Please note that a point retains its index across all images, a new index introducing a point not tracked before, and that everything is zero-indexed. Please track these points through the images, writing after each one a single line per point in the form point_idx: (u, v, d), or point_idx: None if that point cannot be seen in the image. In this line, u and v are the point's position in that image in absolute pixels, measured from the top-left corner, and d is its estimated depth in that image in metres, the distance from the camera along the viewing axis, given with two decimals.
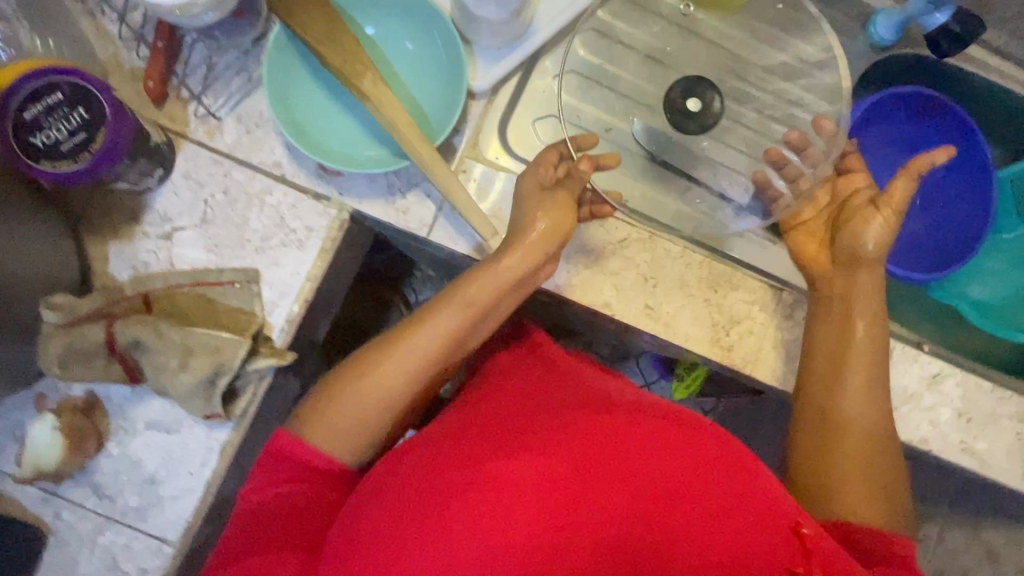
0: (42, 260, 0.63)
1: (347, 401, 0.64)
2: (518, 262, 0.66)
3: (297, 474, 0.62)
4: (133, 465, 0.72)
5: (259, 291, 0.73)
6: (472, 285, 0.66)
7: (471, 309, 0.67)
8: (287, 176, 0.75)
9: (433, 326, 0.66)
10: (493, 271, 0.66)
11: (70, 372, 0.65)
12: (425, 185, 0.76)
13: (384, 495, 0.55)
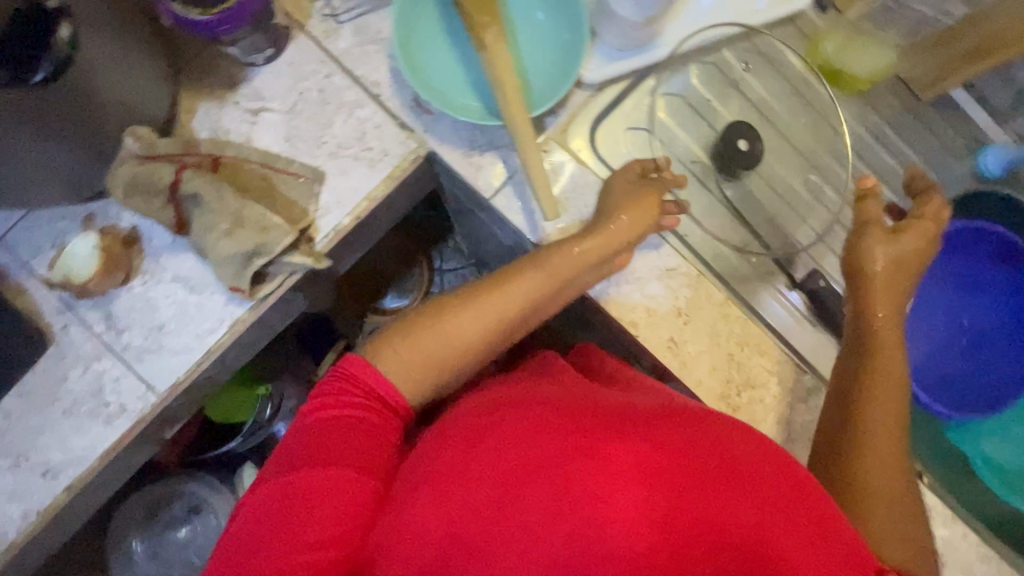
0: (142, 93, 0.67)
1: (410, 347, 0.62)
2: (596, 246, 0.67)
3: (340, 406, 0.59)
4: (149, 308, 0.74)
5: (319, 192, 0.75)
6: (561, 256, 0.65)
7: (555, 280, 0.65)
8: (381, 97, 0.77)
9: (517, 287, 0.64)
10: (566, 250, 0.66)
11: (129, 200, 0.68)
12: (505, 151, 0.77)
13: (453, 456, 0.52)
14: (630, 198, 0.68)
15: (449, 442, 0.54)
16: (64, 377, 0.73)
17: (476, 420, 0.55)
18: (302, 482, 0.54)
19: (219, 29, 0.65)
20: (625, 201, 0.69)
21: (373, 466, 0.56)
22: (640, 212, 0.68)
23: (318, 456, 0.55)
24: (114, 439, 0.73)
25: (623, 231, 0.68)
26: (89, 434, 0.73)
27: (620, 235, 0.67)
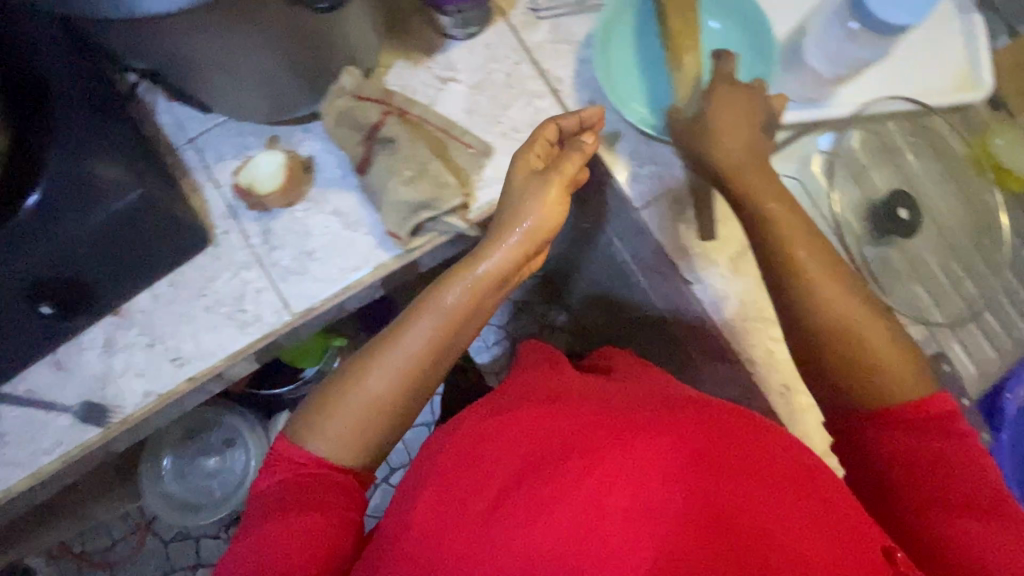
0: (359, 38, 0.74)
1: (337, 410, 0.59)
2: (494, 268, 0.64)
3: (289, 476, 0.59)
4: (304, 233, 0.79)
5: (484, 165, 0.79)
6: (449, 291, 0.63)
7: (450, 315, 0.62)
8: (561, 93, 0.81)
9: (410, 337, 0.61)
10: (443, 302, 0.62)
11: (333, 128, 0.75)
12: (663, 168, 0.80)
13: (470, 458, 0.55)
14: (522, 202, 0.65)
15: (465, 442, 0.57)
16: (213, 278, 0.78)
17: (495, 418, 0.59)
18: (274, 548, 0.55)
19: None
20: (521, 201, 0.65)
21: (328, 506, 0.57)
22: (525, 210, 0.65)
23: (278, 529, 0.55)
24: (240, 346, 0.77)
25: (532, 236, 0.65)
26: (220, 335, 0.77)
27: (523, 243, 0.65)
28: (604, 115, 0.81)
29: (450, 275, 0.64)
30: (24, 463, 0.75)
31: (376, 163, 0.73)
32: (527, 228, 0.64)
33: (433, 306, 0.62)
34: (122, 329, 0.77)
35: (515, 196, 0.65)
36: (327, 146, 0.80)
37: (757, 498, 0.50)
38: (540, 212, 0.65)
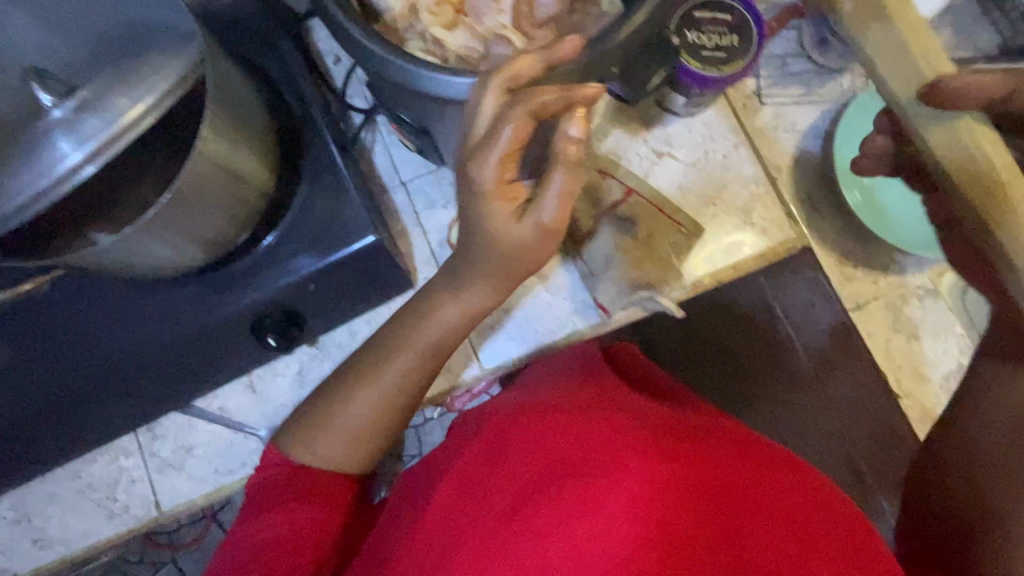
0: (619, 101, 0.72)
1: (328, 433, 0.64)
2: (460, 312, 0.63)
3: (268, 483, 0.63)
4: (504, 289, 0.79)
5: (696, 245, 0.77)
6: (431, 309, 0.63)
7: (430, 344, 0.64)
8: (778, 181, 0.80)
9: (392, 367, 0.64)
10: (435, 317, 0.63)
11: None
12: (877, 270, 0.79)
13: (491, 460, 0.55)
14: (494, 230, 0.53)
15: (512, 429, 0.56)
16: None
17: (519, 425, 0.56)
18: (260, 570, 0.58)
19: (706, 85, 0.71)
20: (483, 236, 0.54)
21: (315, 497, 0.63)
22: (505, 227, 0.52)
23: (270, 557, 0.59)
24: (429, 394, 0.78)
25: (513, 250, 0.54)
26: None
27: (502, 266, 0.57)
28: (821, 211, 0.80)
29: (413, 321, 0.64)
30: (209, 480, 0.77)
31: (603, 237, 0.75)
32: (547, 206, 0.50)
33: (396, 336, 0.64)
34: (317, 360, 0.78)
35: (487, 219, 0.52)
36: None
37: (747, 532, 0.47)
38: (513, 235, 0.52)
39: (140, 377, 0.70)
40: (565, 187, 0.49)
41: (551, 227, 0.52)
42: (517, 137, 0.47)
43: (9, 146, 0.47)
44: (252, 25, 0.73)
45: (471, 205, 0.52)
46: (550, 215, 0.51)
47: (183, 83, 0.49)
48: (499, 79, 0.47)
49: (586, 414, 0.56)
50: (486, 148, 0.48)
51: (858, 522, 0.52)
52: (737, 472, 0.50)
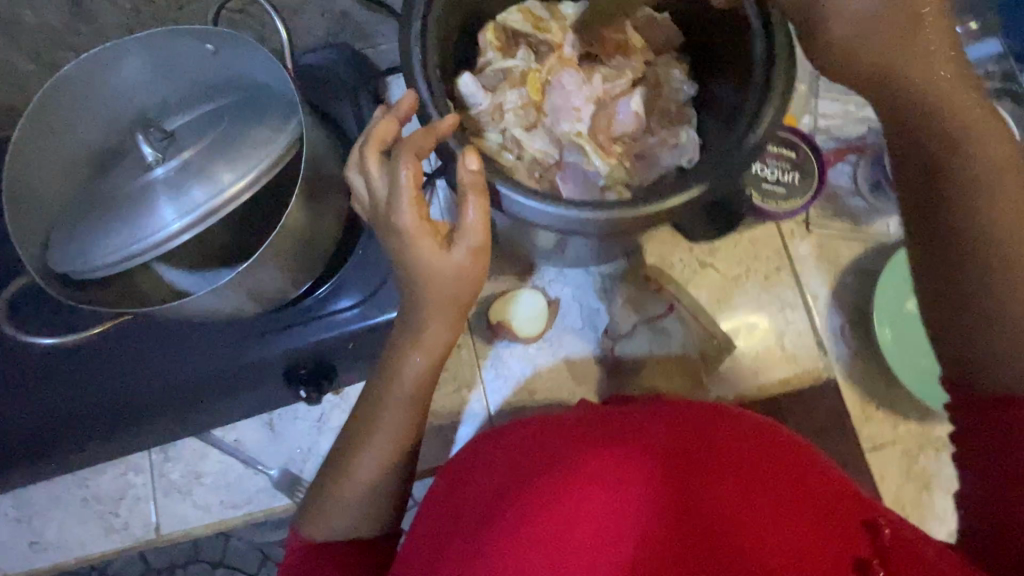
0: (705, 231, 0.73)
1: (323, 511, 0.58)
2: (423, 361, 0.56)
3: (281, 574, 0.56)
4: (531, 371, 0.80)
5: (723, 360, 0.79)
6: (412, 349, 0.56)
7: (417, 391, 0.58)
8: (812, 310, 0.81)
9: (388, 416, 0.58)
10: (399, 375, 0.57)
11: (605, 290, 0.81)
12: (900, 415, 0.79)
13: (450, 499, 0.54)
14: (409, 255, 0.50)
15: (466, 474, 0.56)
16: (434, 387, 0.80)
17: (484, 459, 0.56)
18: None
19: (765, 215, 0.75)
20: (418, 274, 0.51)
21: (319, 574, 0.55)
22: (437, 263, 0.50)
23: None
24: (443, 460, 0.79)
25: (452, 289, 0.52)
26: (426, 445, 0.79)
27: (451, 299, 0.53)
28: (852, 346, 0.81)
29: (383, 384, 0.58)
30: (212, 510, 0.77)
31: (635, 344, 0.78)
32: (471, 226, 0.49)
33: (379, 386, 0.58)
34: (339, 409, 0.79)
35: (428, 268, 0.50)
36: (580, 295, 0.82)
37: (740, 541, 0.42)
38: (440, 270, 0.50)
39: (165, 405, 0.69)
40: (481, 210, 0.49)
41: (477, 248, 0.50)
42: (415, 180, 0.47)
43: (111, 193, 0.52)
44: (337, 83, 0.75)
45: (397, 244, 0.50)
46: (475, 235, 0.49)
47: (279, 160, 0.54)
48: (369, 147, 0.49)
49: (548, 445, 0.52)
50: (394, 198, 0.48)
51: (878, 512, 0.46)
52: (704, 462, 0.48)
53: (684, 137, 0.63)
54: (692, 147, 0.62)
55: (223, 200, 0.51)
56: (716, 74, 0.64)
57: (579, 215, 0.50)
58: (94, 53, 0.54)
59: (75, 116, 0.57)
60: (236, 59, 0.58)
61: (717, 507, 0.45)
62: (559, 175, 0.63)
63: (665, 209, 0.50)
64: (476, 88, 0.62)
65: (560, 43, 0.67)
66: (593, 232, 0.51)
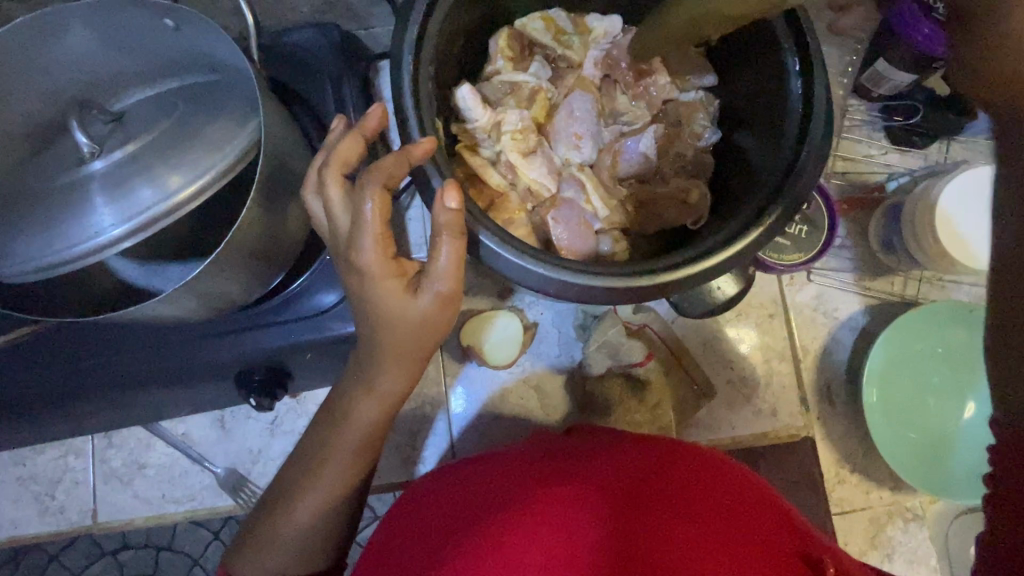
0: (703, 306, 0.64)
1: (269, 548, 0.56)
2: (378, 412, 0.56)
3: None
4: (500, 395, 0.77)
5: (699, 406, 0.76)
6: (362, 389, 0.55)
7: (369, 433, 0.57)
8: (800, 364, 0.78)
9: (336, 451, 0.56)
10: (350, 418, 0.55)
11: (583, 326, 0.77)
12: (872, 482, 0.76)
13: (416, 520, 0.59)
14: (371, 294, 0.48)
15: (428, 495, 0.61)
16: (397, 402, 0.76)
17: (453, 477, 0.62)
18: None
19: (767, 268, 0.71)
20: (379, 316, 0.49)
21: None
22: (402, 309, 0.48)
23: None
24: (400, 477, 0.77)
25: (411, 333, 0.50)
26: (383, 462, 0.76)
27: (410, 346, 0.51)
28: (835, 405, 0.77)
29: (337, 415, 0.56)
30: (153, 504, 0.74)
31: (608, 385, 0.74)
32: (440, 270, 0.47)
33: (325, 426, 0.57)
34: (295, 413, 0.76)
35: (388, 313, 0.49)
36: (560, 321, 0.77)
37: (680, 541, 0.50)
38: (404, 315, 0.49)
39: (101, 398, 0.65)
40: (455, 254, 0.46)
41: (446, 294, 0.48)
42: (379, 214, 0.46)
43: (39, 187, 0.47)
44: (317, 67, 0.69)
45: (360, 284, 0.48)
46: (443, 280, 0.48)
47: (235, 165, 0.48)
48: (330, 171, 0.48)
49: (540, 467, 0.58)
50: (361, 234, 0.46)
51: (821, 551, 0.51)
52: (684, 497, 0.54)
53: (696, 197, 0.59)
54: (701, 211, 0.59)
55: (168, 208, 0.46)
56: (740, 127, 0.60)
57: (564, 281, 0.46)
58: (31, 20, 0.47)
59: (10, 84, 0.51)
60: (198, 39, 0.51)
61: (689, 531, 0.51)
62: (551, 214, 0.59)
63: (654, 285, 0.47)
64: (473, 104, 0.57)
65: (580, 62, 0.64)
66: (572, 297, 0.47)
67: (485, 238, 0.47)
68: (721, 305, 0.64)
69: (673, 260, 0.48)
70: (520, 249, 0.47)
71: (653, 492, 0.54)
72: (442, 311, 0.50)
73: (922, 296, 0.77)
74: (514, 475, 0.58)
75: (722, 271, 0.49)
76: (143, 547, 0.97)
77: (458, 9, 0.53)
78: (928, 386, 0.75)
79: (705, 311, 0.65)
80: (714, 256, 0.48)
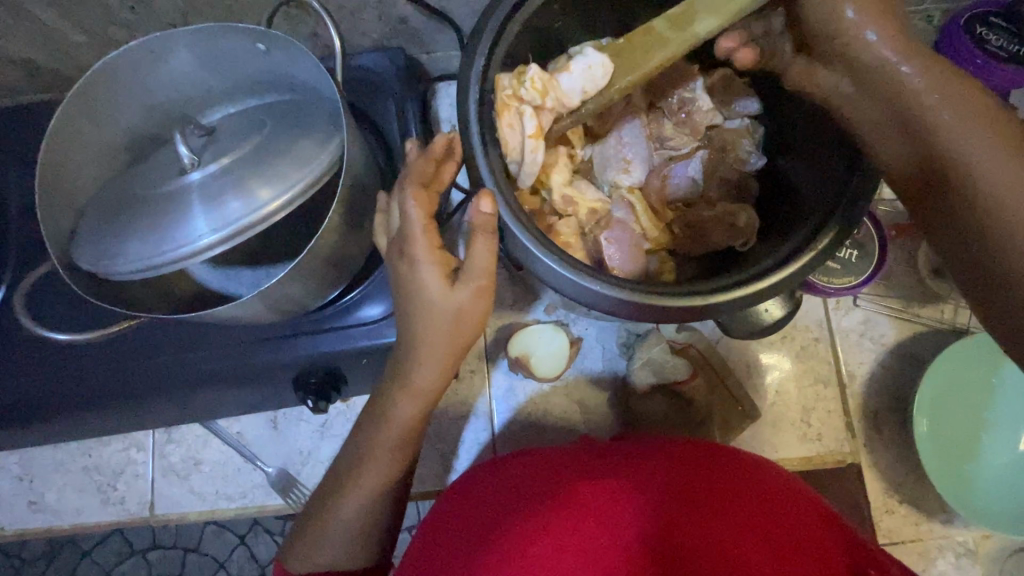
0: (742, 327, 0.67)
1: (314, 540, 0.57)
2: (415, 410, 0.57)
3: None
4: (544, 409, 0.78)
5: (744, 427, 0.76)
6: (399, 392, 0.56)
7: (400, 450, 0.58)
8: (847, 389, 0.77)
9: (372, 461, 0.57)
10: (388, 416, 0.57)
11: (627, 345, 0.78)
12: (921, 514, 0.75)
13: (453, 523, 0.60)
14: (417, 285, 0.50)
15: (464, 497, 0.63)
16: (443, 409, 0.78)
17: (489, 475, 0.64)
18: None
19: (819, 292, 0.72)
20: (417, 303, 0.51)
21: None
22: (440, 299, 0.50)
23: None
24: (442, 484, 0.78)
25: (445, 326, 0.52)
26: (428, 468, 0.78)
27: (444, 337, 0.53)
28: (883, 432, 0.76)
29: (376, 415, 0.57)
30: (207, 499, 0.77)
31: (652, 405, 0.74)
32: (475, 266, 0.50)
33: (368, 426, 0.58)
34: (344, 417, 0.78)
35: (428, 301, 0.51)
36: (605, 337, 0.79)
37: (730, 534, 0.51)
38: (440, 304, 0.51)
39: (167, 394, 0.69)
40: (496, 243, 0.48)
41: (481, 288, 0.51)
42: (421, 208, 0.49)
43: (139, 198, 0.51)
44: (384, 89, 0.73)
45: (405, 274, 0.51)
46: (478, 274, 0.50)
47: (321, 177, 0.51)
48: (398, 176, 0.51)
49: (591, 468, 0.60)
50: (404, 226, 0.49)
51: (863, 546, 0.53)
52: (730, 494, 0.55)
53: (744, 220, 0.61)
54: (750, 233, 0.61)
55: (259, 217, 0.49)
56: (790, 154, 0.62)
57: (612, 295, 0.48)
58: (142, 44, 0.52)
59: (117, 98, 0.56)
60: (286, 62, 0.56)
61: (740, 524, 0.52)
62: (606, 235, 0.61)
63: (708, 305, 0.49)
64: (582, 88, 0.58)
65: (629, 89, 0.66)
66: (625, 315, 0.49)
67: (526, 242, 0.49)
68: (770, 329, 0.68)
69: (719, 285, 0.50)
70: (567, 257, 0.49)
71: (697, 486, 0.56)
72: (467, 315, 0.52)
73: (974, 326, 0.77)
74: (565, 473, 0.60)
75: (770, 294, 0.50)
76: (172, 548, 0.95)
77: (520, 37, 0.56)
78: (977, 418, 0.74)
79: (749, 333, 0.68)
80: (765, 279, 0.50)
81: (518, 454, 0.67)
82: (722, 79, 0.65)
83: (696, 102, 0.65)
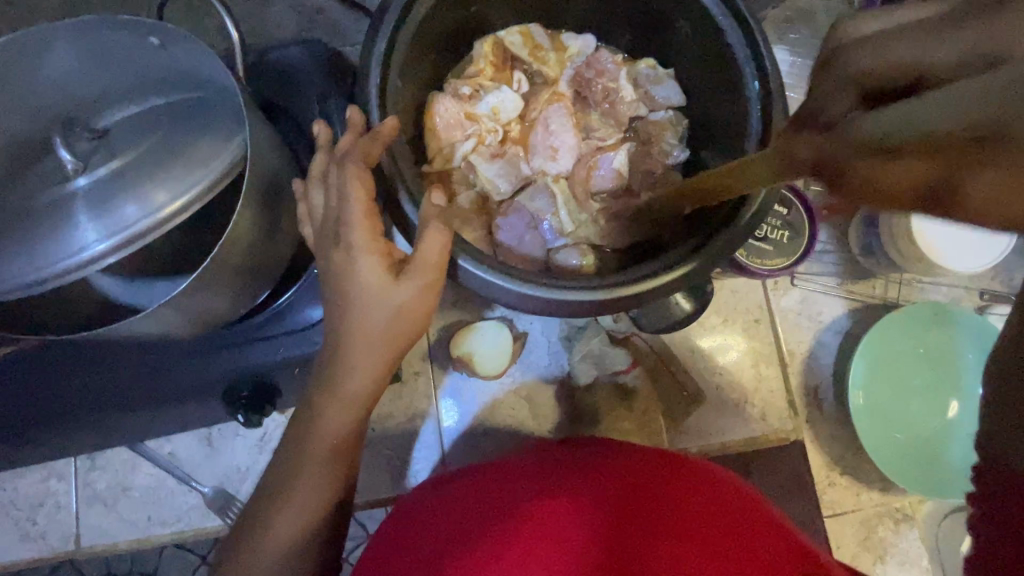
0: (658, 319, 0.67)
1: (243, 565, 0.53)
2: (347, 420, 0.54)
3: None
4: (491, 407, 0.77)
5: (689, 411, 0.77)
6: (321, 400, 0.53)
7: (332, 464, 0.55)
8: (787, 367, 0.79)
9: (300, 480, 0.54)
10: (316, 426, 0.54)
11: (571, 337, 0.77)
12: (861, 484, 0.77)
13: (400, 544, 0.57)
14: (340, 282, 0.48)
15: (415, 514, 0.61)
16: (387, 414, 0.76)
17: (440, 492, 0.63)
18: None
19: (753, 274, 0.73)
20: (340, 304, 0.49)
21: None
22: (354, 302, 0.48)
23: None
24: (390, 491, 0.76)
25: (365, 332, 0.50)
26: (375, 476, 0.76)
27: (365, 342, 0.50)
28: (821, 407, 0.78)
29: (303, 427, 0.55)
30: (138, 526, 0.73)
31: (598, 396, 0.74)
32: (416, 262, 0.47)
33: (296, 437, 0.55)
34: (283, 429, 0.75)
35: (366, 296, 0.48)
36: (549, 331, 0.77)
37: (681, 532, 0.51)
38: (361, 304, 0.48)
39: (80, 418, 0.64)
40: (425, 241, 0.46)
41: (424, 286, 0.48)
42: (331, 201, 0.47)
43: (23, 207, 0.47)
44: (301, 84, 0.69)
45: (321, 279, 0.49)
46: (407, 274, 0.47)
47: (222, 180, 0.48)
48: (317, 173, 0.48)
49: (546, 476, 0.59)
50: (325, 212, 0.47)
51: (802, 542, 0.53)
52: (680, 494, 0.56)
53: None
54: None
55: (153, 224, 0.45)
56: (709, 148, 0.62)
57: (525, 292, 0.48)
58: (12, 39, 0.47)
59: None
60: (182, 57, 0.51)
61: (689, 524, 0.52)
62: (499, 220, 0.61)
63: (617, 297, 0.48)
64: (499, 135, 0.64)
65: (554, 77, 0.65)
66: (533, 309, 0.49)
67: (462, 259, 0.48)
68: (681, 320, 0.67)
69: (635, 275, 0.50)
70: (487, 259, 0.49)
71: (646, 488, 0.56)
72: (388, 321, 0.49)
73: (903, 299, 0.79)
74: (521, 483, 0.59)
75: (679, 285, 0.50)
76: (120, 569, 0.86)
77: (428, 23, 0.54)
78: (909, 388, 0.76)
79: (663, 325, 0.68)
80: (673, 269, 0.50)
81: (472, 469, 0.66)
82: (649, 70, 0.64)
83: (620, 93, 0.65)
